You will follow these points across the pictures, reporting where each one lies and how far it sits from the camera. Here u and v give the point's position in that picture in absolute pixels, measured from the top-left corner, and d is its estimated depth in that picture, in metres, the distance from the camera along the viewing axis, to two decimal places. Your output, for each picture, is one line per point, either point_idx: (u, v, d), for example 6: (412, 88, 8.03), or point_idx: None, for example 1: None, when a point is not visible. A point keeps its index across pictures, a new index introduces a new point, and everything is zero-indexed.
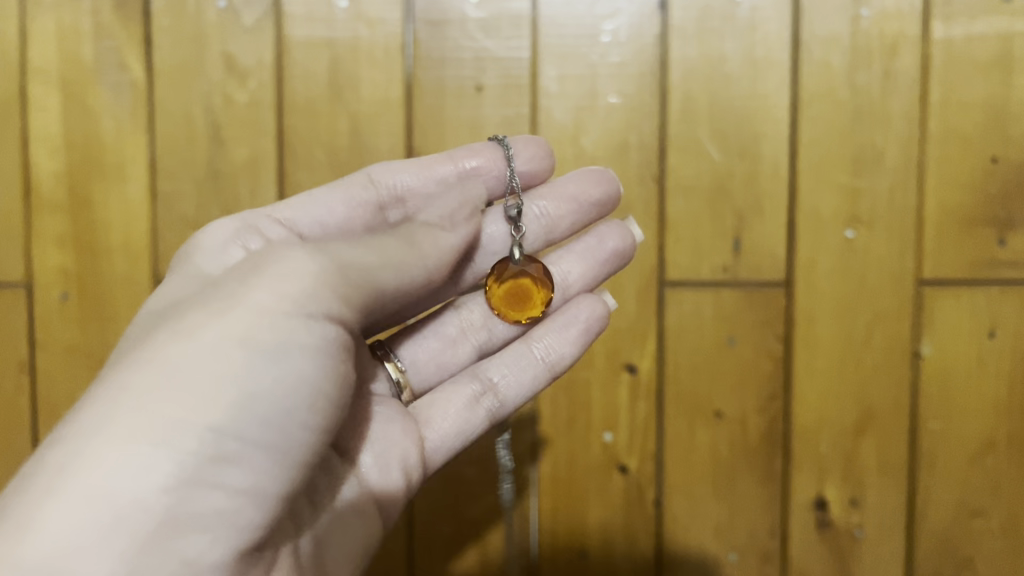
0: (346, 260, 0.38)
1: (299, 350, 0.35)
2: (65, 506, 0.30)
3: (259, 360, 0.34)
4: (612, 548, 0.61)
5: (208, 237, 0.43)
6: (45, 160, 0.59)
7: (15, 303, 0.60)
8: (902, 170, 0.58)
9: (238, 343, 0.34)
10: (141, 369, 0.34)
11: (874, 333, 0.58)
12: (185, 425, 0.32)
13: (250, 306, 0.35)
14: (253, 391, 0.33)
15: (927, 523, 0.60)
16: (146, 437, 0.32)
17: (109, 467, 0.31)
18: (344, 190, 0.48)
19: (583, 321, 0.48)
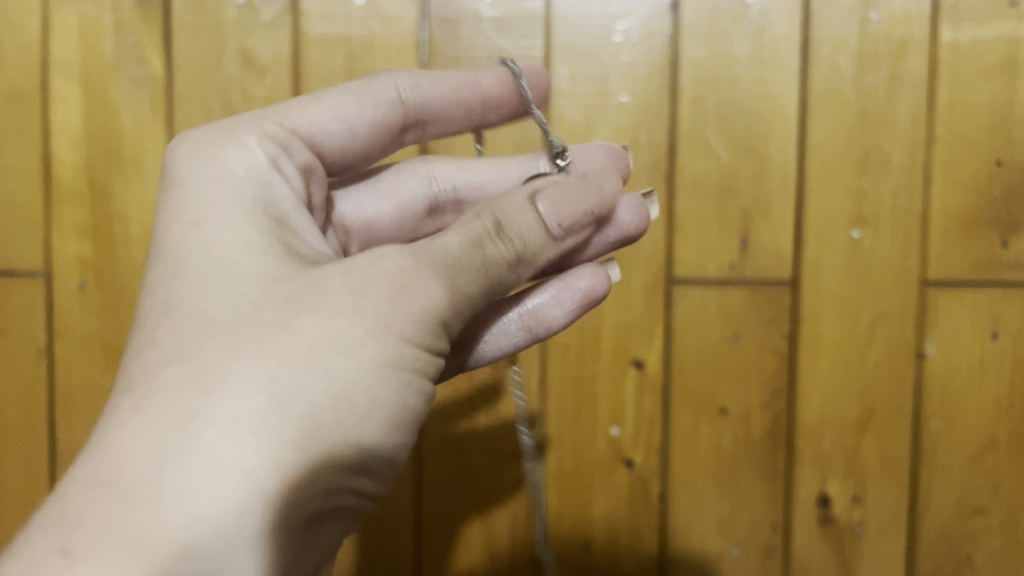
0: (466, 284, 0.35)
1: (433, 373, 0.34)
2: (219, 502, 0.30)
3: (407, 380, 0.33)
4: (616, 542, 0.62)
5: (240, 159, 0.39)
6: (66, 151, 0.60)
7: (35, 291, 0.61)
8: (907, 172, 0.58)
9: (396, 363, 0.33)
10: (301, 356, 0.32)
11: (877, 331, 0.59)
12: (336, 439, 0.31)
13: (409, 319, 0.33)
14: (395, 410, 0.33)
15: (927, 521, 0.60)
16: (299, 446, 0.31)
17: (270, 479, 0.30)
18: (372, 99, 0.46)
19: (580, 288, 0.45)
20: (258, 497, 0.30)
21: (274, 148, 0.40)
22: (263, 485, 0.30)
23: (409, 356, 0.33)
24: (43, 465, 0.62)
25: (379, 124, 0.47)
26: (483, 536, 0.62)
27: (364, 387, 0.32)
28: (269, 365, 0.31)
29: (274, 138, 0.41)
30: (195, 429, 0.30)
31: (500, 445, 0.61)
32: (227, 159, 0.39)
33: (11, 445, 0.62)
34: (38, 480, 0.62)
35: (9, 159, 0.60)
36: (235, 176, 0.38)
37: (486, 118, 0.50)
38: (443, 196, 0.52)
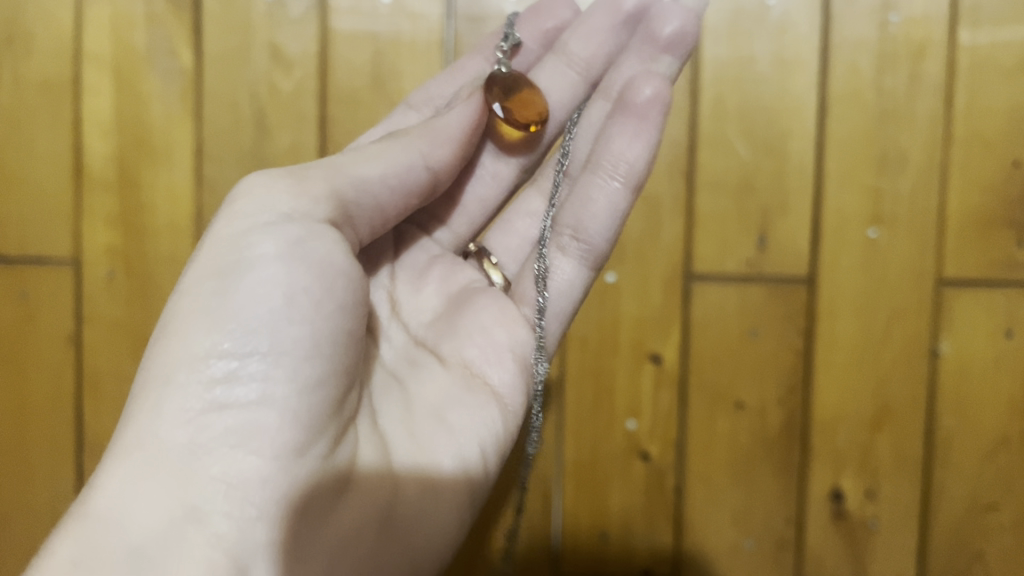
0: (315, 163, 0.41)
1: (262, 257, 0.37)
2: (106, 465, 0.35)
3: (230, 278, 0.37)
4: (632, 534, 0.62)
5: None
6: (96, 141, 0.61)
7: (64, 279, 0.62)
8: (925, 171, 0.59)
9: (210, 276, 0.37)
10: (158, 327, 0.38)
11: (893, 329, 0.60)
12: (177, 360, 0.36)
13: (218, 235, 0.38)
14: (235, 310, 0.37)
15: (940, 515, 0.61)
16: (150, 384, 0.36)
17: (133, 423, 0.35)
18: (389, 126, 0.53)
19: (639, 110, 0.48)
20: (129, 444, 0.35)
21: None
22: (126, 432, 0.35)
23: (222, 261, 0.38)
24: (68, 450, 0.63)
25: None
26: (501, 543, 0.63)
27: (186, 311, 0.37)
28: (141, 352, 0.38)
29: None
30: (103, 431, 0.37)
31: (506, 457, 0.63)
32: None
33: (37, 430, 0.63)
34: (63, 465, 0.63)
35: (41, 148, 0.61)
36: None
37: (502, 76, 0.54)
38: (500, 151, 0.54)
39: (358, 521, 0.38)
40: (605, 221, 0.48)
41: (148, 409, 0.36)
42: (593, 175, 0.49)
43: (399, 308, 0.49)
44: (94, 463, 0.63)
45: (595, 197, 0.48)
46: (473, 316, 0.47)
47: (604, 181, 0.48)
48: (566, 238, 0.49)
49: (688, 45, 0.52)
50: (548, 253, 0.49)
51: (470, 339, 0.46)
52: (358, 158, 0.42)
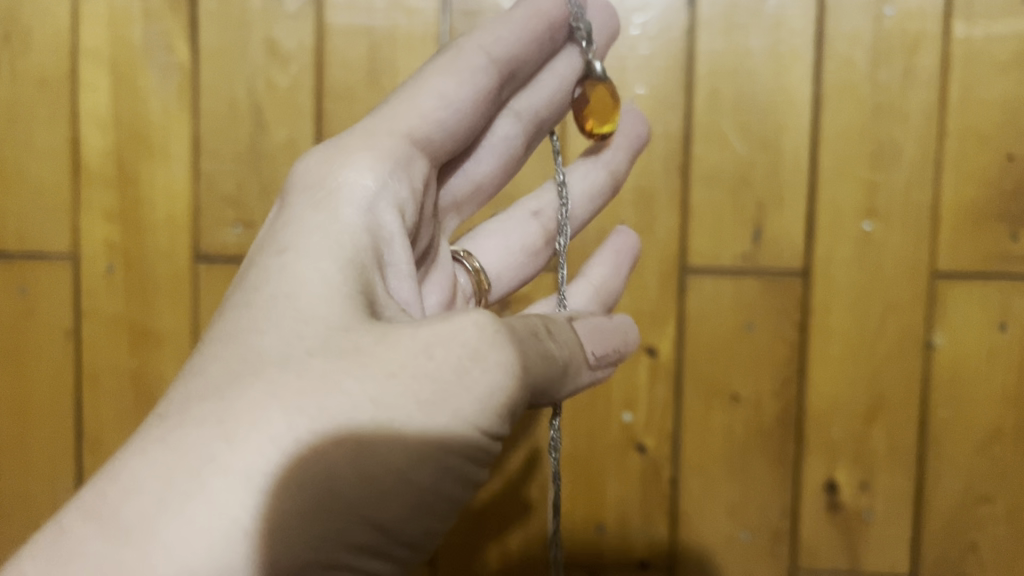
0: (540, 384, 0.35)
1: (479, 469, 0.33)
2: (218, 562, 0.29)
3: (451, 471, 0.32)
4: (629, 524, 0.63)
5: (351, 173, 0.41)
6: (94, 136, 0.61)
7: (63, 273, 0.62)
8: (920, 164, 0.59)
9: (436, 450, 0.32)
10: (344, 424, 0.31)
11: (887, 322, 0.60)
12: (360, 522, 0.31)
13: (463, 413, 0.32)
14: (427, 501, 0.32)
15: (935, 505, 0.62)
16: (316, 524, 0.30)
17: (275, 542, 0.29)
18: (467, 81, 0.47)
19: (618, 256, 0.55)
20: (264, 568, 0.29)
21: (385, 163, 0.42)
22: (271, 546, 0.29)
23: (458, 449, 0.32)
24: (69, 444, 0.63)
25: (475, 94, 0.47)
26: (494, 547, 0.63)
27: (410, 464, 0.31)
28: (302, 429, 0.31)
29: (385, 157, 0.42)
30: (207, 478, 0.30)
31: (504, 465, 0.63)
32: (337, 175, 0.41)
33: (37, 425, 0.63)
34: (63, 460, 0.63)
35: (39, 143, 0.62)
36: (338, 202, 0.40)
37: (550, 45, 0.52)
38: (528, 126, 0.54)
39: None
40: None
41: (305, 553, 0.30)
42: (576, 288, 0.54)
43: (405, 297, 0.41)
44: (94, 458, 0.63)
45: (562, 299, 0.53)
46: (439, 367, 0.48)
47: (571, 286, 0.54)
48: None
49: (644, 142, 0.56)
50: None
51: None
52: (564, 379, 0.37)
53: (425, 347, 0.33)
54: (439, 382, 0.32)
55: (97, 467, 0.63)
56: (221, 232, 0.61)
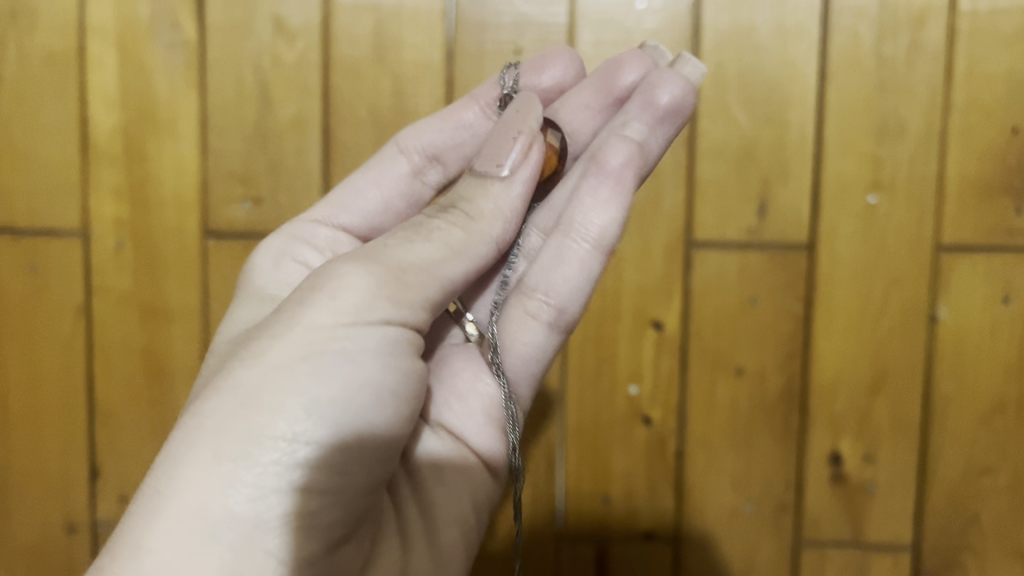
0: (403, 262, 0.39)
1: (364, 352, 0.36)
2: (164, 525, 0.32)
3: (326, 365, 0.35)
4: (634, 496, 0.64)
5: (262, 256, 0.49)
6: (102, 114, 0.62)
7: (72, 249, 0.63)
8: (924, 139, 0.60)
9: (302, 355, 0.35)
10: (220, 388, 0.35)
11: (890, 296, 0.61)
12: (259, 437, 0.33)
13: (313, 317, 0.36)
14: (319, 395, 0.34)
15: (937, 477, 0.62)
16: (226, 454, 0.33)
17: (196, 489, 0.32)
18: (378, 172, 0.54)
19: (613, 174, 0.47)
20: (204, 511, 0.32)
21: (291, 241, 0.50)
22: (191, 496, 0.32)
23: (318, 344, 0.35)
24: (81, 419, 0.64)
25: (390, 182, 0.54)
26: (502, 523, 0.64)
27: (273, 373, 0.35)
28: (193, 414, 0.35)
29: (292, 236, 0.51)
30: (141, 490, 0.33)
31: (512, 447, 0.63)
32: (251, 259, 0.49)
33: (49, 400, 0.64)
34: (75, 434, 0.64)
35: (48, 121, 0.62)
36: (257, 276, 0.48)
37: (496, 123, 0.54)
38: None
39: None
40: (575, 287, 0.46)
41: (223, 482, 0.32)
42: (565, 235, 0.47)
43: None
44: (105, 433, 0.64)
45: (565, 261, 0.46)
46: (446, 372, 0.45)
47: (574, 243, 0.46)
48: (535, 301, 0.46)
49: (690, 109, 0.50)
50: (515, 314, 0.46)
51: (454, 400, 0.44)
52: (444, 253, 0.41)
53: (277, 312, 0.38)
54: (287, 317, 0.36)
55: (109, 442, 0.64)
56: (229, 209, 0.62)
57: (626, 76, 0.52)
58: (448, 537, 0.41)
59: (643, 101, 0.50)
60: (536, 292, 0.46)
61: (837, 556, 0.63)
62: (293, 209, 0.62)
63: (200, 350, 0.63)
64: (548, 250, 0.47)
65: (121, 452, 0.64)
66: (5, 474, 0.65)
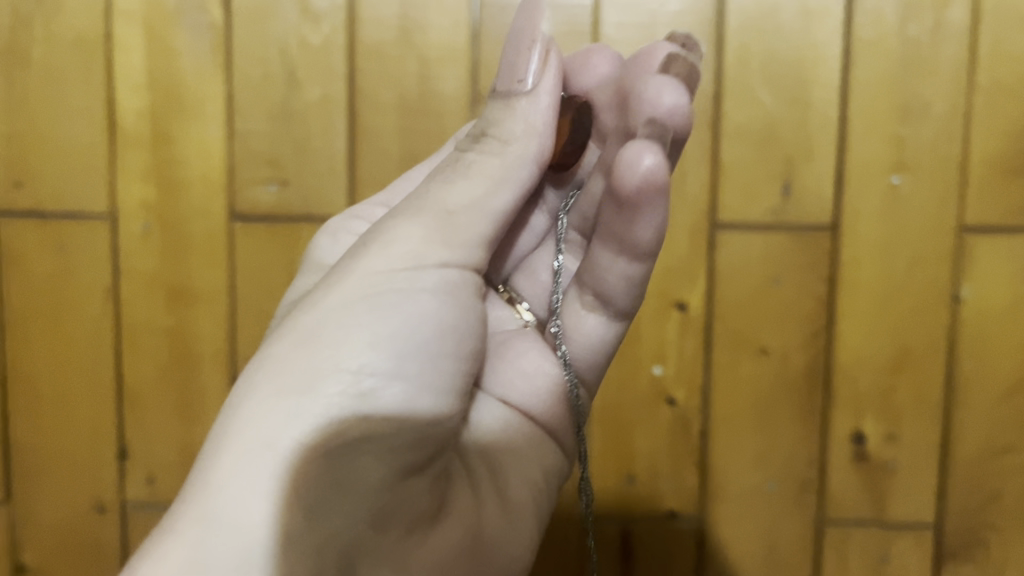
0: (449, 203, 0.39)
1: (422, 291, 0.37)
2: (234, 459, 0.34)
3: (385, 304, 0.37)
4: (658, 474, 0.64)
5: (325, 237, 0.48)
6: (129, 96, 0.62)
7: (100, 232, 0.63)
8: (948, 119, 0.60)
9: (361, 296, 0.37)
10: (285, 330, 0.37)
11: (913, 275, 0.61)
12: (323, 372, 0.35)
13: (370, 263, 0.38)
14: (380, 331, 0.36)
15: (958, 455, 0.63)
16: (290, 389, 0.35)
17: (263, 423, 0.34)
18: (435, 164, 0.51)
19: (629, 186, 0.38)
20: (271, 443, 0.34)
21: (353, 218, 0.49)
22: (260, 429, 0.34)
23: (378, 286, 0.37)
24: (109, 399, 0.65)
25: None
26: None
27: (333, 313, 0.36)
28: (260, 356, 0.37)
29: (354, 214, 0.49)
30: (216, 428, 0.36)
31: None
32: (316, 242, 0.48)
33: (77, 383, 0.65)
34: (102, 414, 0.65)
35: (75, 104, 0.62)
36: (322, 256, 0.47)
37: None
38: None
39: (448, 547, 0.38)
40: (623, 288, 0.44)
41: (290, 414, 0.34)
42: (603, 242, 0.42)
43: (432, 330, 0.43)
44: (133, 413, 0.65)
45: (608, 263, 0.43)
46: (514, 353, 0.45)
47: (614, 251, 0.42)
48: (587, 294, 0.45)
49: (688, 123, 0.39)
50: (569, 302, 0.46)
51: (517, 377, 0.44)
52: (484, 182, 0.40)
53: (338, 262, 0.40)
54: (346, 264, 0.38)
55: (137, 422, 0.65)
56: (256, 191, 0.62)
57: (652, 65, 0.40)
58: (513, 490, 0.42)
59: (641, 96, 0.39)
60: (589, 287, 0.45)
61: (858, 535, 0.64)
62: (319, 191, 0.62)
63: (227, 331, 0.64)
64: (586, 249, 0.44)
65: (149, 434, 0.65)
66: (33, 457, 0.65)
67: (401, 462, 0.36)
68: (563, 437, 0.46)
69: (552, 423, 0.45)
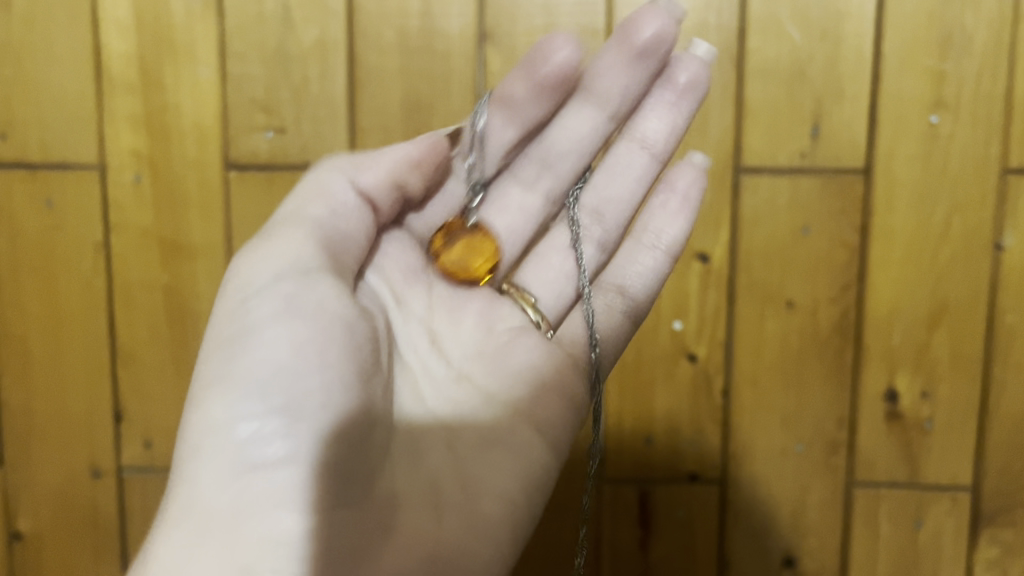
0: (280, 220, 0.40)
1: (260, 319, 0.37)
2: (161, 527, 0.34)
3: (233, 344, 0.36)
4: (678, 435, 0.61)
5: None
6: (115, 40, 0.59)
7: (90, 183, 0.60)
8: (992, 53, 0.56)
9: (222, 344, 0.37)
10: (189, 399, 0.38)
11: (952, 223, 0.57)
12: (201, 426, 0.35)
13: (219, 310, 0.38)
14: (236, 366, 0.36)
15: (1000, 413, 0.59)
16: (185, 453, 0.35)
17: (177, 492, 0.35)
18: None
19: (681, 190, 0.49)
20: (177, 513, 0.34)
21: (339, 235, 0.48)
22: (174, 508, 0.35)
23: (228, 329, 0.37)
24: (103, 360, 0.62)
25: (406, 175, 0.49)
26: None
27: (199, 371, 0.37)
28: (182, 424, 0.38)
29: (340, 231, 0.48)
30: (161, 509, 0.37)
31: None
32: None
33: (70, 341, 0.62)
34: (96, 374, 0.62)
35: (59, 48, 0.59)
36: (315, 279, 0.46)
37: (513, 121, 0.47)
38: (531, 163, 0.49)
39: (407, 562, 0.35)
40: (647, 279, 0.49)
41: (187, 480, 0.35)
42: (636, 239, 0.49)
43: (439, 342, 0.44)
44: (128, 373, 0.62)
45: (639, 258, 0.49)
46: (522, 359, 0.44)
47: (647, 246, 0.49)
48: (612, 293, 0.48)
49: (705, 90, 0.49)
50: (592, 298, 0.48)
51: (497, 369, 0.43)
52: (299, 204, 0.41)
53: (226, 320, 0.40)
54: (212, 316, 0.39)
55: (132, 382, 0.62)
56: (252, 139, 0.59)
57: (544, 68, 0.45)
58: (489, 493, 0.38)
59: (670, 91, 0.48)
60: (625, 286, 0.48)
61: (891, 498, 0.61)
62: (319, 138, 0.59)
63: None
64: (629, 245, 0.49)
65: (145, 395, 0.62)
66: (27, 419, 0.63)
67: (316, 486, 0.35)
68: (554, 427, 0.42)
69: (547, 418, 0.42)
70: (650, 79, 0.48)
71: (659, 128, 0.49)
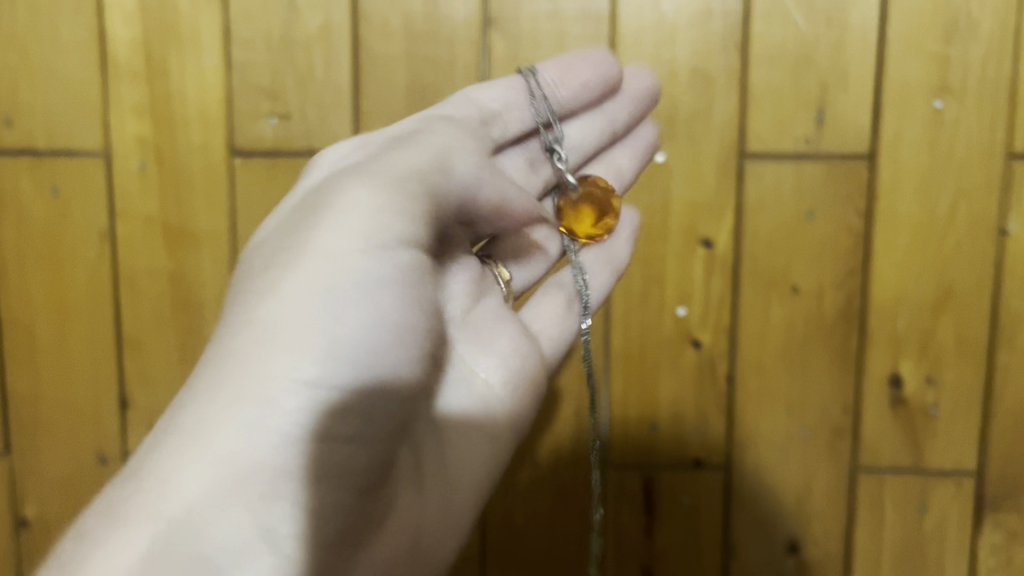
0: (404, 168, 0.38)
1: (383, 289, 0.36)
2: (198, 463, 0.32)
3: (334, 302, 0.35)
4: (683, 421, 0.61)
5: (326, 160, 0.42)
6: (120, 27, 0.59)
7: (96, 171, 0.60)
8: (997, 38, 0.55)
9: (324, 286, 0.35)
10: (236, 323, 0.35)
11: (957, 208, 0.57)
12: (279, 375, 0.33)
13: (320, 246, 0.36)
14: (338, 334, 0.34)
15: (1004, 398, 0.59)
16: (255, 392, 0.33)
17: (232, 433, 0.33)
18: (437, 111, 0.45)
19: (630, 226, 0.52)
20: (233, 457, 0.32)
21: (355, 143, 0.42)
22: (219, 446, 0.32)
23: (319, 284, 0.35)
24: (109, 347, 0.62)
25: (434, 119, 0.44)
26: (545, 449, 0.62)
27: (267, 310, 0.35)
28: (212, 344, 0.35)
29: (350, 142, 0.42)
30: (180, 420, 0.34)
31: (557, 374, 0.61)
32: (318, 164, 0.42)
33: (76, 329, 0.62)
34: (102, 362, 0.62)
35: (64, 36, 0.59)
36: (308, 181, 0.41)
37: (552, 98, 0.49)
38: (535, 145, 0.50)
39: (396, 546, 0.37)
40: (602, 292, 0.50)
41: (251, 428, 0.33)
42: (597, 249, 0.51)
43: None
44: (134, 360, 0.62)
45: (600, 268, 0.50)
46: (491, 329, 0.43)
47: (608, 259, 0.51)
48: (570, 295, 0.49)
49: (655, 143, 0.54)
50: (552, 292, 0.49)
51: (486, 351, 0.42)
52: (422, 159, 0.38)
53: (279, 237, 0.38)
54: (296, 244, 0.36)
55: (138, 370, 0.62)
56: (257, 126, 0.59)
57: (593, 70, 0.50)
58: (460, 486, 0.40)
59: (629, 141, 0.53)
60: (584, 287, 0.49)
61: (896, 484, 0.61)
62: (324, 125, 0.59)
63: (229, 275, 0.61)
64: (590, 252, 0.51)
65: (151, 382, 0.62)
66: (33, 408, 0.63)
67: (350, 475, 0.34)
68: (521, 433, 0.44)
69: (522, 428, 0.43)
70: (637, 114, 0.53)
71: (628, 161, 0.53)
